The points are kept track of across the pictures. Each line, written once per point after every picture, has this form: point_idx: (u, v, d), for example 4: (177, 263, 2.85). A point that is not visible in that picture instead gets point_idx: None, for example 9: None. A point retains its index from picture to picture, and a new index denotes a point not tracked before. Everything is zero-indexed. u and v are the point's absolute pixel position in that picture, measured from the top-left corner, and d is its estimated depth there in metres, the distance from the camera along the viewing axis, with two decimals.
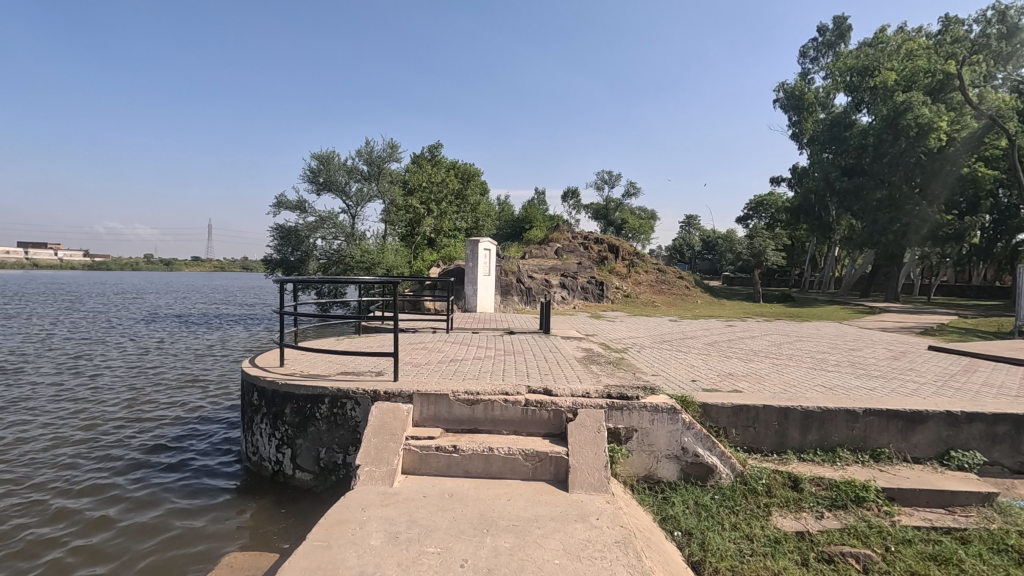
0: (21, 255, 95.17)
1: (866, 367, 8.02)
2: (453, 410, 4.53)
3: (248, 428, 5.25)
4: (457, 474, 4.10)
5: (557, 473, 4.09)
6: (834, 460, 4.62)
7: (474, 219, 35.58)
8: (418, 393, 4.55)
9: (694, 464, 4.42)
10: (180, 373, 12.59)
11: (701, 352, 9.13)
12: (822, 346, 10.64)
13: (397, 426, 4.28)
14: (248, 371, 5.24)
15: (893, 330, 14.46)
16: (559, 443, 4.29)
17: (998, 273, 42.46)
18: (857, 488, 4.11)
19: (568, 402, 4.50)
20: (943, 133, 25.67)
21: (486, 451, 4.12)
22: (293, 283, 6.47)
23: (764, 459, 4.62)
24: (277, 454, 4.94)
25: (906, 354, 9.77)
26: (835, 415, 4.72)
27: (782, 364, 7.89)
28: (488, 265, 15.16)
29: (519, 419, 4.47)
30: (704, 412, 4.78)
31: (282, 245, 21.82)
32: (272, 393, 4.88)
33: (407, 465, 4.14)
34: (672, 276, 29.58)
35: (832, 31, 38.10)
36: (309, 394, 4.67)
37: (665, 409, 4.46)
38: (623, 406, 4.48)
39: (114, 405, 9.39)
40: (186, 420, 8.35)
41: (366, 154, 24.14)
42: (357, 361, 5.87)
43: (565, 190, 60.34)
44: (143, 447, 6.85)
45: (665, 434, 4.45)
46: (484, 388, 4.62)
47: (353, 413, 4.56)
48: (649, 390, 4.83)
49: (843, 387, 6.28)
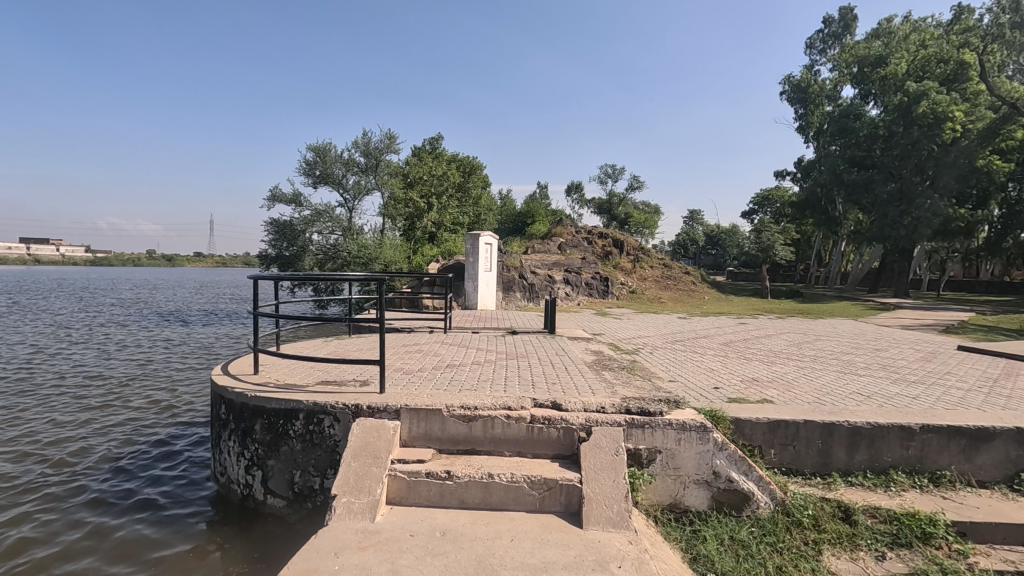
0: (23, 251, 94.72)
1: (898, 370, 7.37)
2: (446, 428, 3.90)
3: (216, 445, 4.62)
4: (451, 505, 3.50)
5: (568, 504, 3.48)
6: (887, 484, 4.00)
7: (475, 213, 34.99)
8: (406, 407, 3.92)
9: (727, 491, 3.80)
10: (167, 373, 12.02)
11: (718, 353, 8.48)
12: (844, 345, 9.98)
13: (382, 448, 3.69)
14: (216, 381, 4.65)
15: (911, 328, 13.87)
16: (571, 467, 3.68)
17: (1006, 267, 41.84)
18: (923, 522, 3.49)
19: (580, 418, 3.88)
20: (958, 123, 24.88)
21: (485, 478, 3.52)
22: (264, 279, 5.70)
23: (807, 484, 4.00)
24: (246, 477, 4.33)
25: (937, 355, 9.11)
26: (888, 432, 4.10)
27: (808, 367, 7.27)
28: (489, 260, 14.58)
29: (523, 439, 3.85)
30: (737, 428, 4.14)
31: (277, 241, 21.15)
32: (241, 407, 4.27)
33: (392, 494, 3.54)
34: (678, 272, 28.90)
35: (838, 22, 37.18)
36: (283, 409, 4.06)
37: (694, 427, 3.83)
38: (644, 424, 3.84)
39: (93, 407, 8.85)
40: (167, 425, 7.78)
41: (363, 145, 23.32)
42: (341, 368, 5.23)
43: (568, 184, 59.55)
44: (110, 460, 6.26)
45: (693, 456, 3.83)
46: (483, 402, 4.00)
47: (332, 432, 3.94)
48: (672, 403, 4.20)
49: (883, 396, 5.63)
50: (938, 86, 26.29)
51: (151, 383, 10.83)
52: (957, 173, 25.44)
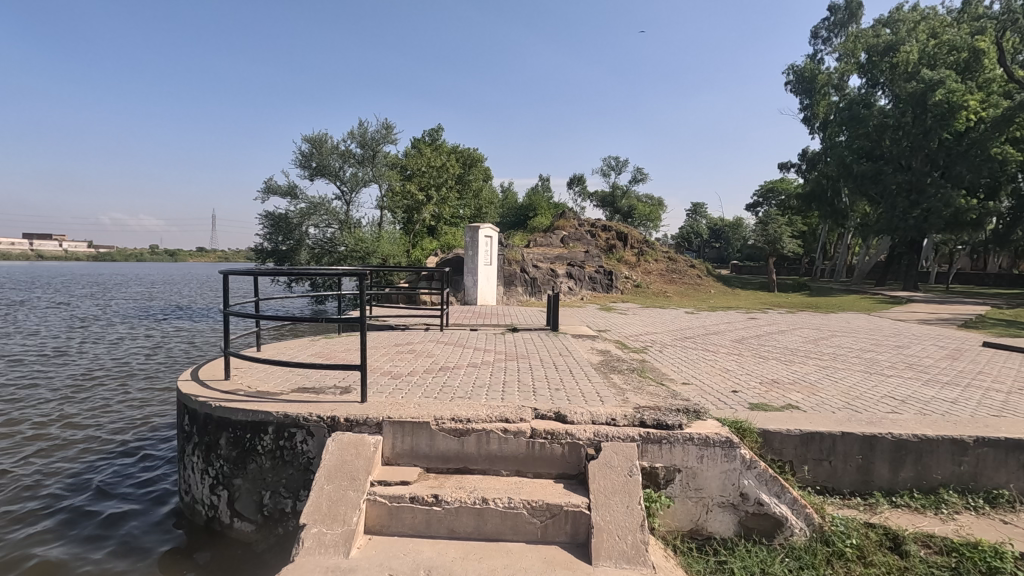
0: (26, 246, 94.54)
1: (927, 370, 6.85)
2: (435, 443, 3.41)
3: (180, 460, 4.14)
4: (439, 534, 3.03)
5: (575, 534, 3.00)
6: (938, 506, 3.51)
7: (476, 206, 34.61)
8: (388, 420, 3.42)
9: (757, 515, 3.31)
10: (164, 368, 11.78)
11: (731, 351, 7.96)
12: (862, 342, 9.43)
13: (360, 468, 3.21)
14: (180, 388, 4.16)
15: (928, 323, 13.31)
16: (577, 489, 3.20)
17: (1015, 260, 41.22)
18: (986, 555, 2.97)
19: (587, 432, 3.39)
20: (972, 112, 24.43)
21: (478, 505, 3.04)
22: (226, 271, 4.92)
23: (845, 506, 3.52)
24: (211, 497, 3.85)
25: (962, 352, 8.59)
26: (937, 446, 3.61)
27: (831, 367, 6.75)
28: (489, 254, 14.13)
29: (523, 457, 3.37)
30: (766, 441, 3.64)
31: (272, 234, 20.67)
32: (204, 418, 3.80)
33: (371, 522, 3.07)
34: (683, 265, 28.36)
35: (843, 10, 36.34)
36: (250, 421, 3.59)
37: (718, 442, 3.34)
38: (661, 439, 3.34)
39: (74, 404, 8.42)
40: (151, 424, 7.37)
41: (359, 135, 22.80)
42: (321, 373, 4.74)
43: (570, 177, 58.82)
44: (78, 466, 5.83)
45: (717, 475, 3.35)
46: (477, 413, 3.51)
47: (305, 448, 3.47)
48: (692, 413, 3.71)
49: (920, 401, 5.12)
50: (954, 74, 25.52)
51: (146, 378, 10.57)
52: (970, 162, 24.60)
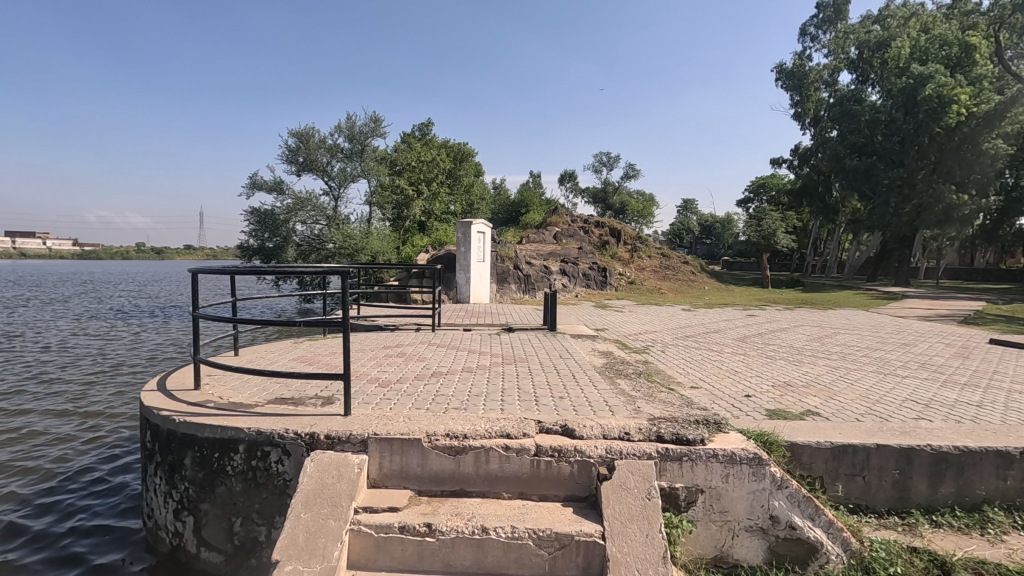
0: (8, 243, 92.74)
1: (942, 370, 6.55)
2: (427, 462, 3.02)
3: (142, 480, 3.72)
4: (433, 568, 2.66)
5: (588, 566, 2.63)
6: (983, 526, 3.18)
7: (467, 202, 34.13)
8: (374, 438, 3.02)
9: (789, 540, 2.97)
10: (144, 368, 11.29)
11: (736, 351, 7.63)
12: (867, 341, 9.15)
13: (342, 493, 2.81)
14: (143, 399, 3.74)
15: (927, 319, 13.11)
16: (588, 515, 2.83)
17: (1002, 255, 41.52)
18: None
19: (598, 448, 3.03)
20: (963, 107, 23.60)
21: (476, 535, 2.66)
22: (197, 270, 4.46)
23: (882, 527, 3.20)
24: (175, 523, 3.44)
25: (971, 351, 8.33)
26: (980, 458, 3.29)
27: (843, 368, 6.43)
28: (481, 250, 13.77)
29: (527, 477, 3.00)
30: (794, 455, 3.30)
31: (258, 231, 20.09)
32: (167, 435, 3.39)
33: (355, 556, 2.68)
34: (676, 261, 28.14)
35: (831, 6, 36.16)
36: (217, 439, 3.18)
37: (746, 459, 2.99)
38: (682, 456, 2.99)
39: (41, 405, 7.92)
40: (123, 426, 6.93)
41: (347, 129, 22.29)
42: (300, 381, 4.32)
43: (561, 173, 58.40)
44: (37, 475, 5.38)
45: (745, 496, 3.00)
46: (474, 428, 3.13)
47: (279, 469, 3.08)
48: (712, 424, 3.36)
49: (945, 405, 4.80)
50: (944, 69, 25.41)
51: (130, 377, 10.14)
52: None
